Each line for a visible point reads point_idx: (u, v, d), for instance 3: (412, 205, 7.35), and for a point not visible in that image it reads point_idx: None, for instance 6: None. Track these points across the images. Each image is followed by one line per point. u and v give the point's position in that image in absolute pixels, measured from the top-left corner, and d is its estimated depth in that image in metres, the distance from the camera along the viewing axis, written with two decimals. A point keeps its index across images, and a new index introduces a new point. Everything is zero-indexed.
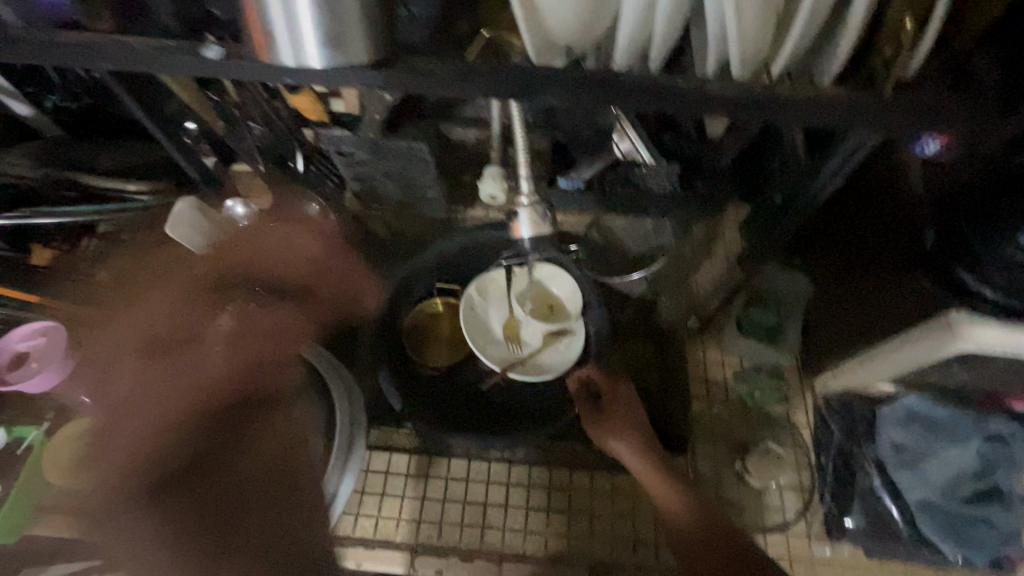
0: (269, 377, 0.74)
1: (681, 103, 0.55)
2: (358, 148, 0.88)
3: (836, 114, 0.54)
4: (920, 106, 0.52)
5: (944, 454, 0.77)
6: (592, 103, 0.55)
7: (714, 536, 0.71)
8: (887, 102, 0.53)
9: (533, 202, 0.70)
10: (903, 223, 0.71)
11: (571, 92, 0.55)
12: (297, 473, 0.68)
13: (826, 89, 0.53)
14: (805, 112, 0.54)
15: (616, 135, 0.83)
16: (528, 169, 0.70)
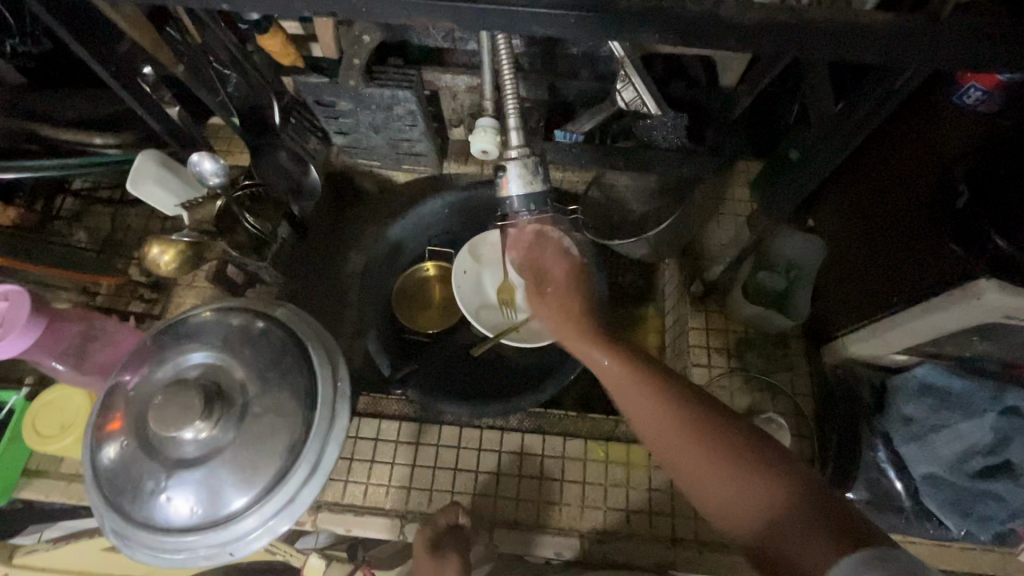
0: (249, 342, 0.70)
1: (674, 33, 0.50)
2: (339, 97, 0.81)
3: (869, 41, 0.49)
4: (969, 32, 0.47)
5: (955, 428, 0.71)
6: (580, 35, 0.51)
7: (690, 428, 0.63)
8: (929, 33, 0.47)
9: (523, 155, 0.65)
10: (927, 180, 0.67)
11: (558, 23, 0.49)
12: (281, 440, 0.65)
13: (829, 12, 0.48)
14: (798, 43, 0.49)
15: (620, 82, 0.75)
16: (517, 119, 0.66)
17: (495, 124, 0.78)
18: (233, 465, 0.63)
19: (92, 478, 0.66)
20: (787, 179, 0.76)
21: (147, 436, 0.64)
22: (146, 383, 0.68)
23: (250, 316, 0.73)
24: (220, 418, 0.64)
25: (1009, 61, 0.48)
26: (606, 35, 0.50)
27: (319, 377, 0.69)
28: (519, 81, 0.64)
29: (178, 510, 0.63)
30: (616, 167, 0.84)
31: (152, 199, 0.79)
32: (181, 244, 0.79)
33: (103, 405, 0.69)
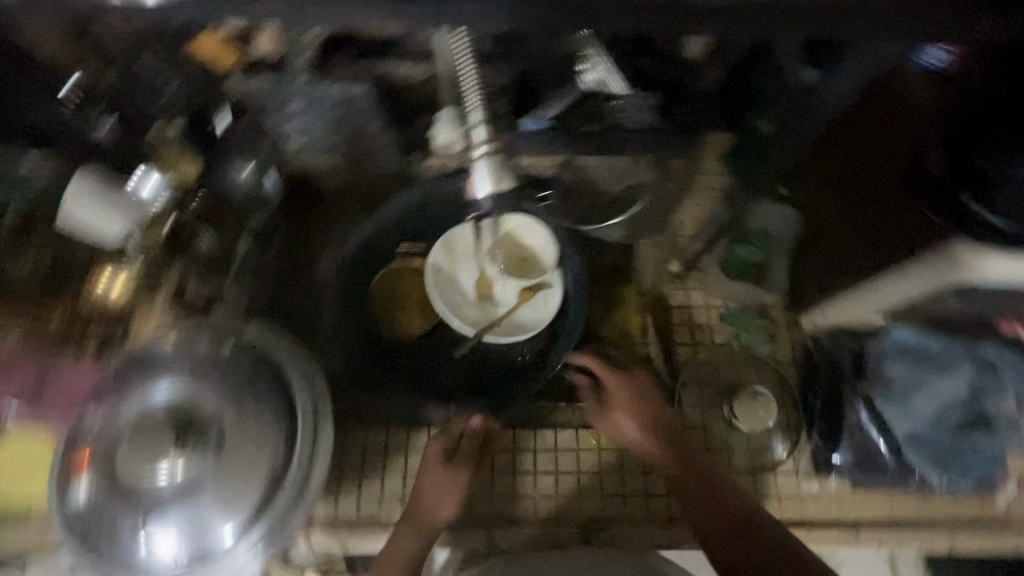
0: (217, 366, 0.67)
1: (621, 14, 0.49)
2: (289, 96, 0.79)
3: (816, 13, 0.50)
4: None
5: (934, 385, 0.75)
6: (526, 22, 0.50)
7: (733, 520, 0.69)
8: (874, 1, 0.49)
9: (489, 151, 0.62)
10: (901, 154, 0.65)
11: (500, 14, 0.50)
12: (261, 467, 0.63)
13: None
14: (736, 22, 0.51)
15: (585, 64, 0.76)
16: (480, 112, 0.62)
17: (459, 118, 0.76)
18: (214, 499, 0.60)
19: (63, 527, 0.63)
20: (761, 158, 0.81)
21: (118, 478, 0.61)
22: (111, 421, 0.64)
23: (218, 337, 0.69)
24: (196, 450, 0.61)
25: (956, 26, 0.50)
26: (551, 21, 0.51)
27: (299, 397, 0.67)
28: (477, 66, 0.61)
29: (160, 552, 0.60)
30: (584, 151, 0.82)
31: (95, 226, 0.79)
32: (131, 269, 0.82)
33: (68, 445, 0.65)
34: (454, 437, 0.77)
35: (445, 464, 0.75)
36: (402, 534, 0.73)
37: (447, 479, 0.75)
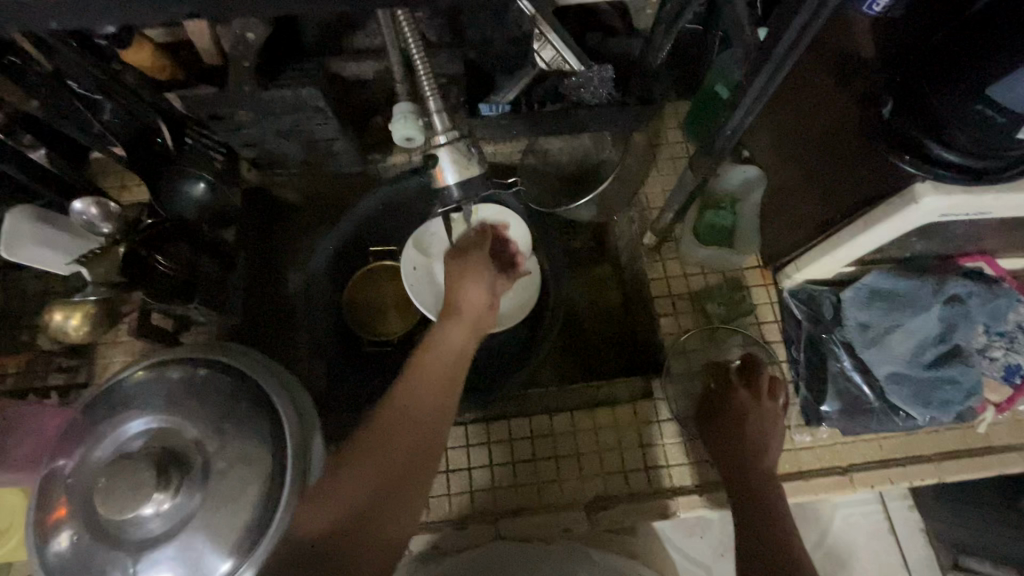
0: (193, 396, 0.64)
1: None
2: (233, 108, 0.74)
3: None
4: None
5: (909, 326, 0.76)
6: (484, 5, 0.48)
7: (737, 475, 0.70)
8: None
9: (451, 139, 0.59)
10: (861, 105, 0.65)
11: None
12: (254, 492, 0.60)
13: None
14: None
15: (537, 43, 0.71)
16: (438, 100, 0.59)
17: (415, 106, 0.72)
18: (206, 532, 0.58)
19: None
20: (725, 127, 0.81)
21: (99, 521, 0.58)
22: (85, 467, 0.61)
23: (190, 365, 0.66)
24: (182, 484, 0.58)
25: None
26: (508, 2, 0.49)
27: (283, 414, 0.64)
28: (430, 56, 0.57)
29: None
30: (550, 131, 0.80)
31: (45, 261, 0.74)
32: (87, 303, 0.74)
33: (40, 499, 0.61)
34: (467, 278, 0.67)
35: (461, 303, 0.65)
36: (416, 379, 0.59)
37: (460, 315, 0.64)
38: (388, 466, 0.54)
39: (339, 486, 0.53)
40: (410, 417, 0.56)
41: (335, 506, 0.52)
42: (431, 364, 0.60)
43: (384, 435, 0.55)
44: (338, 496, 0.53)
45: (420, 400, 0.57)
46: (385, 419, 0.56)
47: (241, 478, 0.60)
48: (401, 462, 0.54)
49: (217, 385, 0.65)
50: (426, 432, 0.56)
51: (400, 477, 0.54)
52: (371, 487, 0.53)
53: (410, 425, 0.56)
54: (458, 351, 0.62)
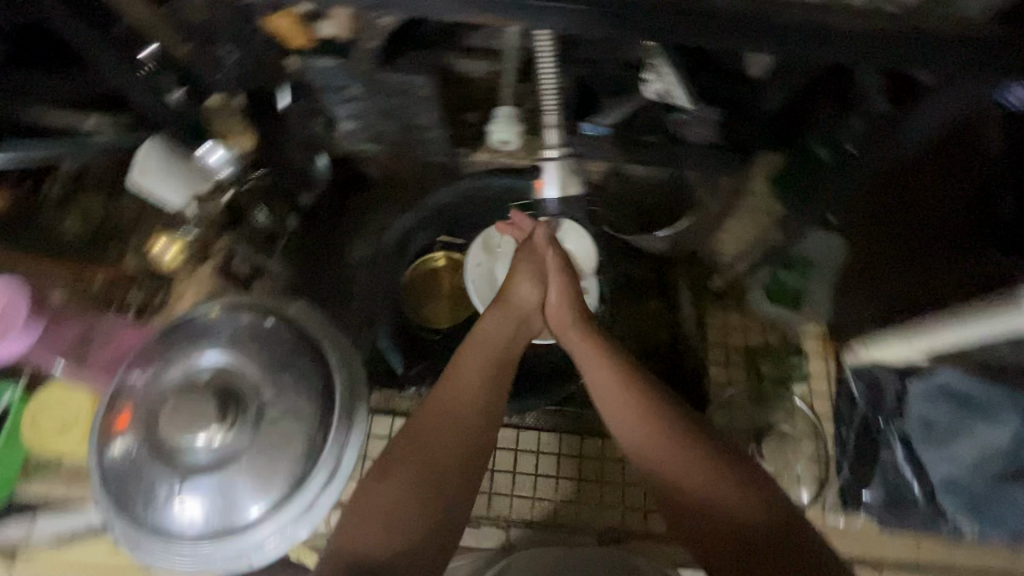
0: (257, 342, 0.67)
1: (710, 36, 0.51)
2: (347, 81, 0.78)
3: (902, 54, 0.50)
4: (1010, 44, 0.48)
5: (977, 432, 0.73)
6: (613, 32, 0.51)
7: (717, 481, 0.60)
8: (963, 43, 0.49)
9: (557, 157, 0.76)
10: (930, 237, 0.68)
11: (589, 22, 0.50)
12: (296, 449, 0.63)
13: (873, 21, 0.49)
14: (826, 48, 0.50)
15: (648, 74, 0.75)
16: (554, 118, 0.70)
17: (562, 140, 0.74)
18: (249, 471, 0.61)
19: (99, 481, 0.64)
20: (818, 187, 0.77)
21: (155, 439, 0.62)
22: (156, 385, 0.65)
23: (260, 313, 0.70)
24: (236, 423, 0.62)
25: None
26: (636, 36, 0.51)
27: (336, 378, 0.67)
28: (559, 68, 0.63)
29: (190, 515, 0.61)
30: (640, 161, 0.82)
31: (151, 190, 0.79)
32: (189, 237, 0.83)
33: (107, 406, 0.66)
34: (519, 278, 0.75)
35: (517, 300, 0.74)
36: (450, 387, 0.65)
37: (509, 314, 0.73)
38: (425, 473, 0.59)
39: (380, 503, 0.57)
40: (448, 425, 0.62)
41: (383, 518, 0.57)
42: (468, 372, 0.66)
43: (418, 444, 0.61)
44: (379, 516, 0.57)
45: (460, 409, 0.63)
46: (415, 432, 0.62)
47: (283, 434, 0.63)
48: (440, 473, 0.60)
49: (283, 338, 0.68)
50: (466, 441, 0.62)
51: (445, 487, 0.60)
52: (414, 500, 0.58)
53: (447, 436, 0.61)
54: (497, 363, 0.68)
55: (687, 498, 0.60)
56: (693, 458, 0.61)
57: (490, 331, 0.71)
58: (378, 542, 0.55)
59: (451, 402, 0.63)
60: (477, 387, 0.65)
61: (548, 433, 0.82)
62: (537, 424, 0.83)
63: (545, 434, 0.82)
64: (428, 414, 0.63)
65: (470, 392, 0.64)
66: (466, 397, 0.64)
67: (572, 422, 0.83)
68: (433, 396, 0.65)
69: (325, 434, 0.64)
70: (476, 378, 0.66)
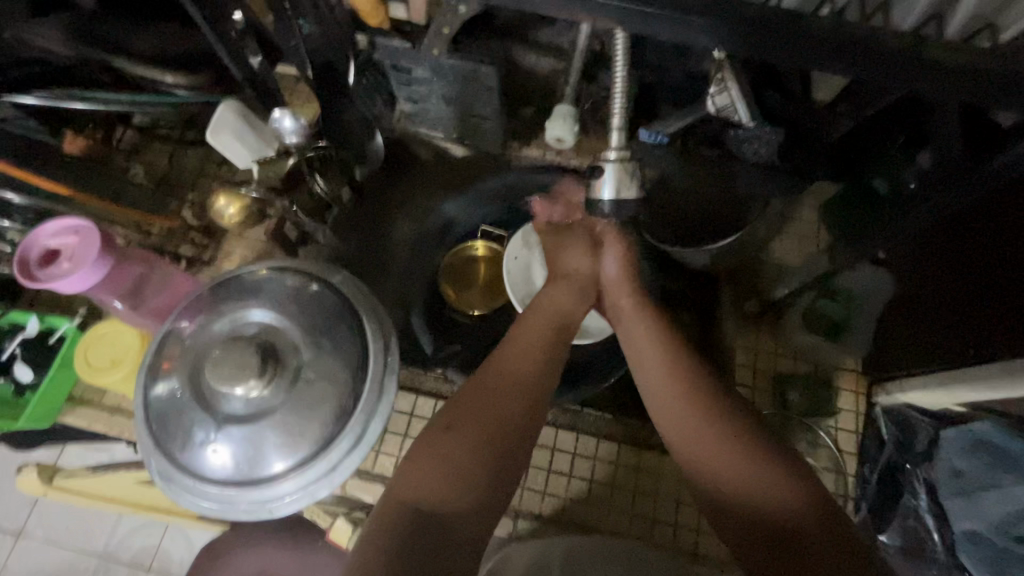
0: (301, 305, 0.70)
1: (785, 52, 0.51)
2: (415, 64, 0.79)
3: (983, 88, 0.48)
4: None
5: (1009, 489, 0.66)
6: (686, 38, 0.51)
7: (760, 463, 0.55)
8: None
9: (622, 158, 0.62)
10: (998, 269, 0.65)
11: (664, 26, 0.51)
12: (325, 412, 0.66)
13: (956, 53, 0.48)
14: (901, 74, 0.50)
15: (713, 86, 0.71)
16: (621, 116, 0.61)
17: (624, 143, 0.63)
18: (281, 426, 0.64)
19: (141, 415, 0.67)
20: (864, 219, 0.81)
21: (197, 384, 0.65)
22: (203, 333, 0.69)
23: (305, 278, 0.72)
24: (274, 378, 0.64)
25: None
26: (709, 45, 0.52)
27: (370, 349, 0.69)
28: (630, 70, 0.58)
29: (220, 460, 0.64)
30: (689, 172, 0.83)
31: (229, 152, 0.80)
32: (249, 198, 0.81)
33: (156, 347, 0.70)
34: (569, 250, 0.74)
35: (569, 273, 0.72)
36: (509, 347, 0.64)
37: (572, 287, 0.71)
38: (484, 425, 0.58)
39: (447, 451, 0.56)
40: (507, 381, 0.61)
41: (436, 463, 0.55)
42: (526, 336, 0.65)
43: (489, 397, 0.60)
44: (434, 462, 0.56)
45: (519, 367, 0.62)
46: (486, 384, 0.60)
47: (319, 399, 0.66)
48: (499, 427, 0.58)
49: (325, 305, 0.70)
50: (524, 400, 0.60)
51: (499, 442, 0.58)
52: (471, 449, 0.56)
53: (504, 393, 0.60)
54: (552, 329, 0.67)
55: (726, 490, 0.56)
56: (738, 445, 0.56)
57: (548, 301, 0.70)
58: (445, 493, 0.54)
59: (512, 360, 0.63)
60: (535, 349, 0.64)
61: (566, 431, 0.83)
62: (555, 421, 0.84)
63: (562, 431, 0.83)
64: (494, 372, 0.62)
65: (529, 353, 0.63)
66: (524, 358, 0.63)
67: (589, 424, 0.84)
68: (495, 354, 0.64)
69: (353, 403, 0.66)
70: (532, 341, 0.65)
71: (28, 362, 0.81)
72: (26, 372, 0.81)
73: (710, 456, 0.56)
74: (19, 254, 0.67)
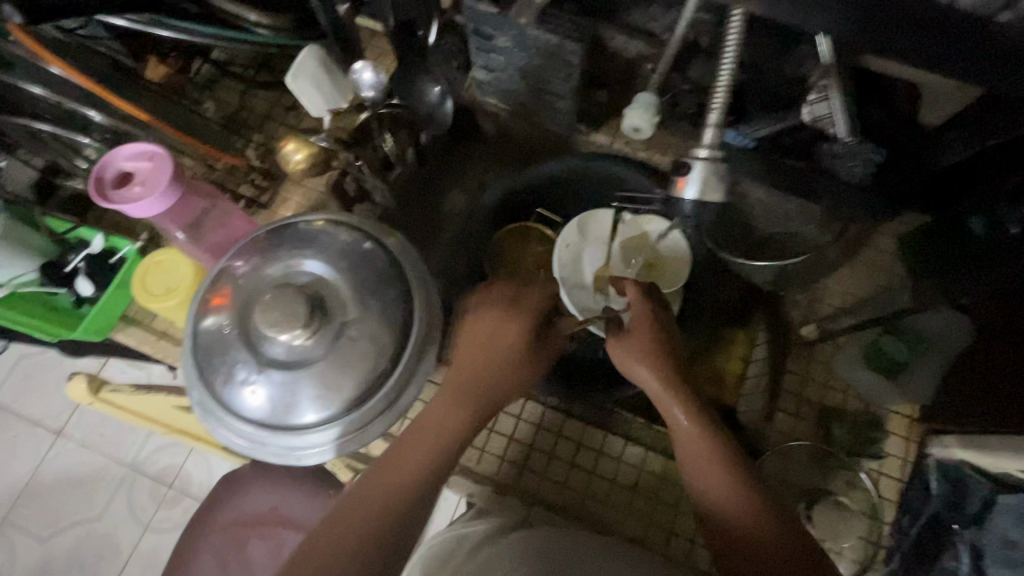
0: (351, 260, 0.70)
1: None
2: (498, 30, 0.76)
3: None
4: None
5: None
6: None
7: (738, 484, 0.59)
8: None
9: (712, 157, 0.59)
10: None
11: None
12: (362, 371, 0.66)
13: None
14: None
15: (812, 94, 0.69)
16: (719, 112, 0.59)
17: (717, 141, 0.59)
18: (318, 379, 0.65)
19: (189, 344, 0.69)
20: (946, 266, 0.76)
21: (244, 325, 0.66)
22: (257, 274, 0.69)
23: (360, 235, 0.72)
24: (317, 331, 0.64)
25: None
26: None
27: (415, 316, 0.68)
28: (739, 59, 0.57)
29: (255, 402, 0.65)
30: (780, 183, 0.75)
31: (302, 95, 0.82)
32: (316, 146, 0.84)
33: (211, 282, 0.71)
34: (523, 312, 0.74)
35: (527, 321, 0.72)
36: (437, 411, 0.68)
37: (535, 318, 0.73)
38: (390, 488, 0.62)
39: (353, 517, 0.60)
40: (424, 444, 0.65)
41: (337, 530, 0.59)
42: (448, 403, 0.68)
43: (400, 467, 0.63)
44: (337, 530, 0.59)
45: (442, 426, 0.66)
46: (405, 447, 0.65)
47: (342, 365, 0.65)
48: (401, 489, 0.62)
49: (377, 263, 0.70)
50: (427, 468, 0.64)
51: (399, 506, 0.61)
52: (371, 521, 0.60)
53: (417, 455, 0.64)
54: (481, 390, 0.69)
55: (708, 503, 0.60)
56: (722, 462, 0.60)
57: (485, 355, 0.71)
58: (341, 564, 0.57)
59: (428, 424, 0.66)
60: (457, 413, 0.67)
61: (596, 427, 0.82)
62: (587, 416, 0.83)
63: (591, 426, 0.82)
64: (419, 430, 0.66)
65: (452, 416, 0.67)
66: (444, 425, 0.67)
67: (621, 424, 0.82)
68: (422, 415, 0.68)
69: (392, 367, 0.66)
70: (459, 402, 0.68)
71: (89, 277, 0.83)
72: (87, 286, 0.83)
73: (697, 470, 0.61)
74: (95, 172, 0.69)
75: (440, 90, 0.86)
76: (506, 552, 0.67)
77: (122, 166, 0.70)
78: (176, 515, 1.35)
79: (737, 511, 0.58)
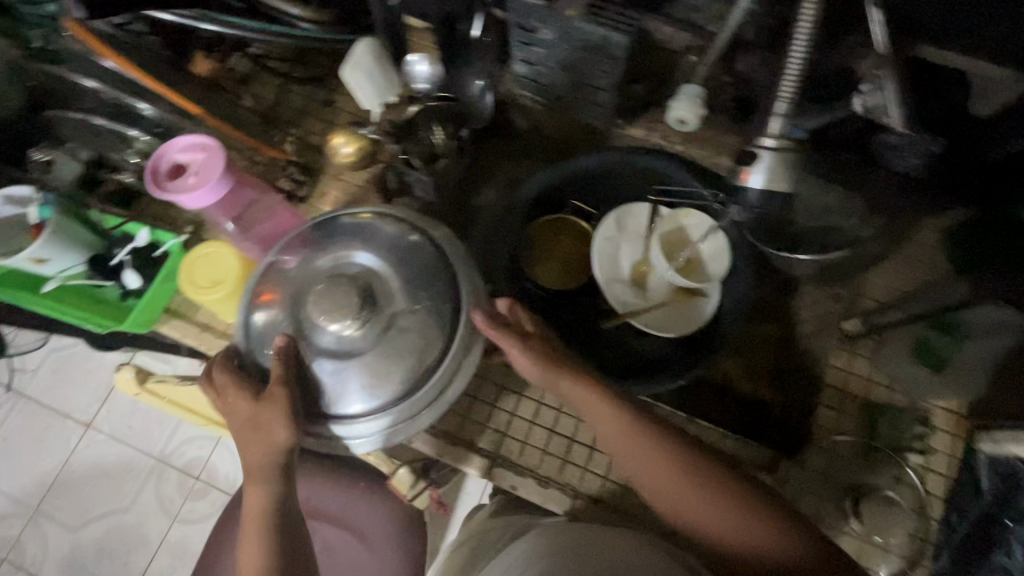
0: (397, 253, 0.70)
1: None
2: (544, 24, 0.76)
3: None
4: None
5: None
6: None
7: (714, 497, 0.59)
8: None
9: (780, 146, 0.59)
10: None
11: None
12: (409, 363, 0.66)
13: None
14: None
15: (866, 84, 0.68)
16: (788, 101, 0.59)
17: (785, 132, 0.60)
18: (367, 370, 0.65)
19: (241, 336, 0.70)
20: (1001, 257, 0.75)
21: (295, 317, 0.67)
22: (307, 266, 0.70)
23: (406, 227, 0.72)
24: (365, 323, 0.65)
25: None
26: None
27: (463, 308, 0.68)
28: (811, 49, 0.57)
29: (304, 393, 0.66)
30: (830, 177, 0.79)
31: (356, 88, 0.82)
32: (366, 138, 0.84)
33: (259, 275, 0.72)
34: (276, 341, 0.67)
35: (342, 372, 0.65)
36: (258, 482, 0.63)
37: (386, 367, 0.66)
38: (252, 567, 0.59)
39: None
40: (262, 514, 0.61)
41: None
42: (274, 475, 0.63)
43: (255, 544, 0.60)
44: None
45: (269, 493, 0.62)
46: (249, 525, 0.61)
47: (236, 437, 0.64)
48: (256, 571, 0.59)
49: (425, 255, 0.71)
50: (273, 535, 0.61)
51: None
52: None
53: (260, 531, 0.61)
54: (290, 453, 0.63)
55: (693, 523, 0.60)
56: (695, 480, 0.60)
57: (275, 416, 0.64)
58: None
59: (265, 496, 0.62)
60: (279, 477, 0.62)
61: None
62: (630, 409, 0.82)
63: None
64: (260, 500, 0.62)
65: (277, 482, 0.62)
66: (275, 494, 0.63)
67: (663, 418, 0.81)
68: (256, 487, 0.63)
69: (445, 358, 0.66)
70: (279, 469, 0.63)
71: (136, 269, 0.85)
72: (134, 278, 0.85)
73: (674, 494, 0.60)
74: (151, 163, 0.71)
75: (484, 84, 0.87)
76: (536, 549, 0.64)
77: (173, 158, 0.72)
78: (205, 506, 1.37)
79: (727, 528, 0.58)
